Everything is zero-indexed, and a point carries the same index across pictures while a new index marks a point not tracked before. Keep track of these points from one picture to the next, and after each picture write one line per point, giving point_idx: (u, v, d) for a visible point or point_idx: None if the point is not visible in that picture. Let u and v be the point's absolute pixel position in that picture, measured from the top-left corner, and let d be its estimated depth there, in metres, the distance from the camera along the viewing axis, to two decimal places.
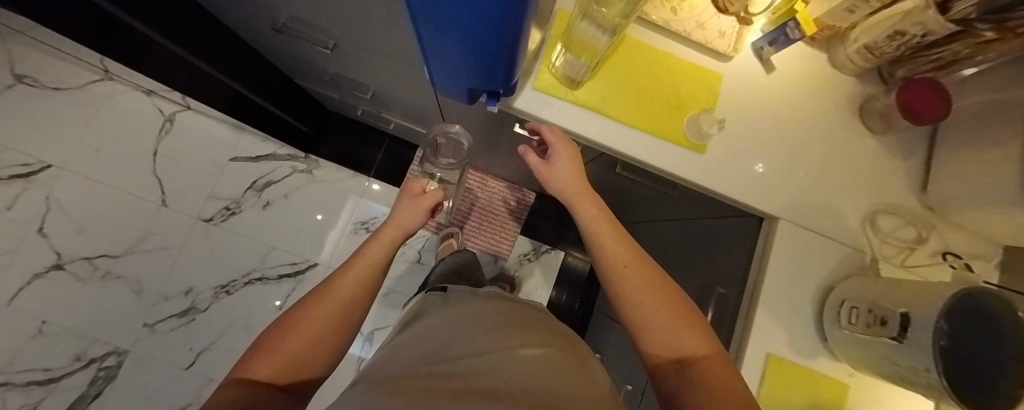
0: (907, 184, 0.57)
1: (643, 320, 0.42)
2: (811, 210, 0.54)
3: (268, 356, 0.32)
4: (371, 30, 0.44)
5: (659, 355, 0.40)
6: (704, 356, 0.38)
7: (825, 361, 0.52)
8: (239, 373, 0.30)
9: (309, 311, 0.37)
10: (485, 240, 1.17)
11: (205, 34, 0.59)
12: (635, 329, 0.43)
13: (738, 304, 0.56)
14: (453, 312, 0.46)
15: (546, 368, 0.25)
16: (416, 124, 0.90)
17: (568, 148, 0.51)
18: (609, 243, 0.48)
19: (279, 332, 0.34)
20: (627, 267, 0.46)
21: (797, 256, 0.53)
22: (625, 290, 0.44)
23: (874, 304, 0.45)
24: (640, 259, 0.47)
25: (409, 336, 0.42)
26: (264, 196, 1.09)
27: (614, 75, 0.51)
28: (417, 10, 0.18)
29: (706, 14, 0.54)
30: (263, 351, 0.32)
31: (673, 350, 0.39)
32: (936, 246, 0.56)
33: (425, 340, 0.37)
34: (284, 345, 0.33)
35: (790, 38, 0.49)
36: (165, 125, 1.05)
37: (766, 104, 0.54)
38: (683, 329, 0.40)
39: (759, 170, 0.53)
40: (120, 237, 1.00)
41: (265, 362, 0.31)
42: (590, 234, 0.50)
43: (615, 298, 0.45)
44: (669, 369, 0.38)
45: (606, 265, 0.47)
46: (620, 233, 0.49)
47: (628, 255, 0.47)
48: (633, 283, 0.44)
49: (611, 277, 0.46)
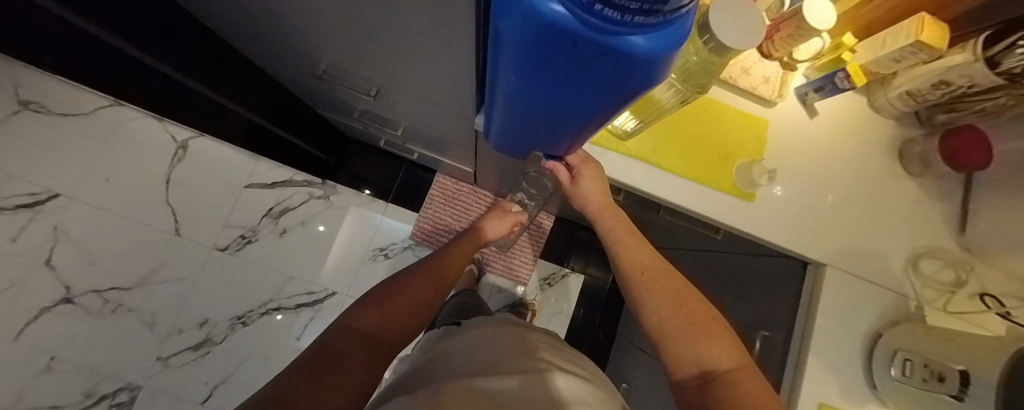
0: (947, 226, 0.57)
1: (662, 330, 0.41)
2: (855, 255, 0.54)
3: (368, 313, 0.43)
4: (427, 81, 0.44)
5: (682, 369, 0.38)
6: (729, 368, 0.36)
7: (872, 408, 0.53)
8: (355, 309, 0.44)
9: (405, 285, 0.49)
10: (505, 265, 1.16)
11: (207, 57, 0.56)
12: (654, 337, 0.41)
13: (784, 348, 0.57)
14: (482, 325, 0.50)
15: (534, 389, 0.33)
16: (439, 154, 0.89)
17: (592, 165, 0.47)
18: (626, 251, 0.48)
19: (382, 295, 0.46)
20: (645, 277, 0.45)
21: (841, 301, 0.54)
22: (643, 299, 0.44)
23: (930, 358, 0.46)
24: (659, 264, 0.46)
25: (443, 349, 0.45)
26: (280, 224, 1.08)
27: (664, 125, 0.51)
28: (505, 44, 0.22)
29: (751, 59, 0.54)
30: (367, 306, 0.45)
31: (696, 363, 0.37)
32: (974, 289, 0.56)
33: (459, 347, 0.44)
34: (380, 309, 0.45)
35: (838, 87, 0.50)
36: (177, 153, 1.02)
37: (810, 149, 0.55)
38: (704, 338, 0.38)
39: (776, 192, 0.53)
40: (132, 268, 0.97)
41: (363, 319, 0.42)
42: (608, 242, 0.50)
43: (634, 304, 0.45)
44: (692, 384, 0.36)
45: (625, 276, 0.47)
46: (638, 239, 0.49)
47: (646, 261, 0.47)
48: (651, 292, 0.44)
49: (628, 287, 0.46)
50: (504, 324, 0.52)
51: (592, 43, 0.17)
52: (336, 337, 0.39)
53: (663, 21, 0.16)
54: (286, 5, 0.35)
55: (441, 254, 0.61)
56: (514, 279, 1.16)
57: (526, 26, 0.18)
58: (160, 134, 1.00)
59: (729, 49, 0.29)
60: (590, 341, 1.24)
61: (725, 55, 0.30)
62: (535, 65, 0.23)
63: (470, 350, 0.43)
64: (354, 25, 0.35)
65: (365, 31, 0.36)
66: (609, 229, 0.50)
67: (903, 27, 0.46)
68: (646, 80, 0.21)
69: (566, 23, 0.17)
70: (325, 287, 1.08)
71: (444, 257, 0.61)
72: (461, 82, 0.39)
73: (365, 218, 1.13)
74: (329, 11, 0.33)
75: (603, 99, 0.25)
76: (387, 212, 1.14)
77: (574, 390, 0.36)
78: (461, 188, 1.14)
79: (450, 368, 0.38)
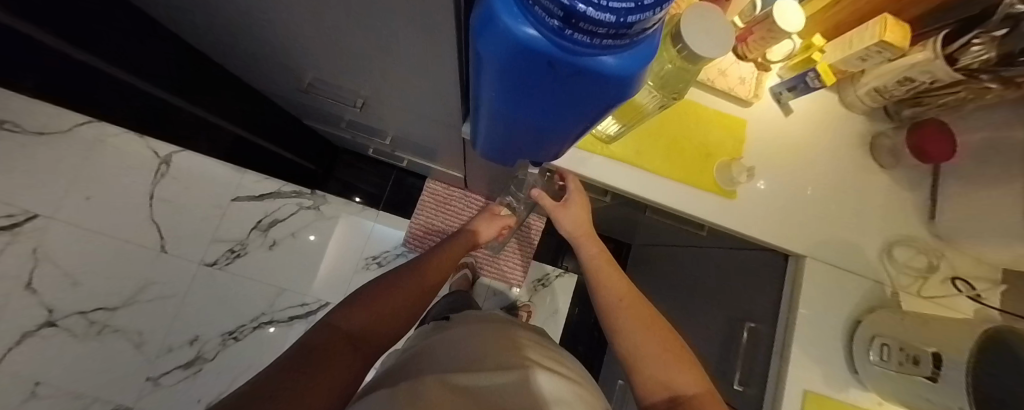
0: (917, 215, 0.60)
1: (637, 355, 0.47)
2: (833, 245, 0.57)
3: (354, 313, 0.44)
4: (413, 91, 0.44)
5: (652, 391, 0.44)
6: (694, 393, 0.42)
7: (854, 392, 0.56)
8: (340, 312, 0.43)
9: (392, 286, 0.49)
10: (498, 268, 1.17)
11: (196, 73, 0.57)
12: (631, 360, 0.47)
13: (770, 339, 0.59)
14: (468, 325, 0.50)
15: (529, 391, 0.34)
16: (429, 161, 0.90)
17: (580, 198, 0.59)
18: (610, 282, 0.55)
19: (368, 296, 0.47)
20: (624, 305, 0.52)
21: (821, 291, 0.56)
22: (621, 326, 0.50)
23: (906, 343, 0.48)
24: (636, 296, 0.54)
25: (431, 342, 0.46)
26: (269, 236, 1.07)
27: (646, 129, 0.53)
28: (488, 65, 0.24)
29: (726, 61, 0.56)
30: (353, 305, 0.45)
31: (666, 387, 0.43)
32: (946, 274, 0.59)
33: (444, 344, 0.45)
34: (368, 309, 0.45)
35: (809, 86, 0.52)
36: (160, 168, 0.99)
37: (786, 147, 0.57)
38: (671, 363, 0.45)
39: (761, 186, 0.55)
40: (117, 287, 0.94)
41: (349, 319, 0.43)
42: (593, 272, 0.58)
43: (615, 329, 0.51)
44: (662, 405, 0.42)
45: (606, 304, 0.53)
46: (619, 272, 0.57)
47: (626, 292, 0.54)
48: (628, 321, 0.50)
49: (609, 314, 0.52)
50: (491, 321, 0.53)
51: (568, 66, 0.19)
52: (322, 334, 0.39)
53: (632, 42, 0.17)
54: (267, 23, 0.35)
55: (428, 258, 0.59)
56: (508, 282, 1.17)
57: (504, 46, 0.20)
58: (141, 149, 0.96)
59: (701, 58, 0.31)
60: (586, 339, 1.26)
61: (698, 63, 0.32)
62: (514, 82, 0.25)
63: (455, 344, 0.44)
64: (340, 41, 0.35)
65: (348, 45, 0.36)
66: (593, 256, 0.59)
67: (868, 28, 0.49)
68: (619, 96, 0.23)
69: (541, 44, 0.18)
70: (318, 299, 1.07)
71: (428, 261, 0.58)
72: (447, 94, 0.40)
73: (358, 227, 1.13)
74: (311, 28, 0.33)
75: (579, 112, 0.27)
76: (380, 218, 1.14)
77: (558, 387, 0.37)
78: (452, 193, 1.15)
79: (435, 360, 0.40)
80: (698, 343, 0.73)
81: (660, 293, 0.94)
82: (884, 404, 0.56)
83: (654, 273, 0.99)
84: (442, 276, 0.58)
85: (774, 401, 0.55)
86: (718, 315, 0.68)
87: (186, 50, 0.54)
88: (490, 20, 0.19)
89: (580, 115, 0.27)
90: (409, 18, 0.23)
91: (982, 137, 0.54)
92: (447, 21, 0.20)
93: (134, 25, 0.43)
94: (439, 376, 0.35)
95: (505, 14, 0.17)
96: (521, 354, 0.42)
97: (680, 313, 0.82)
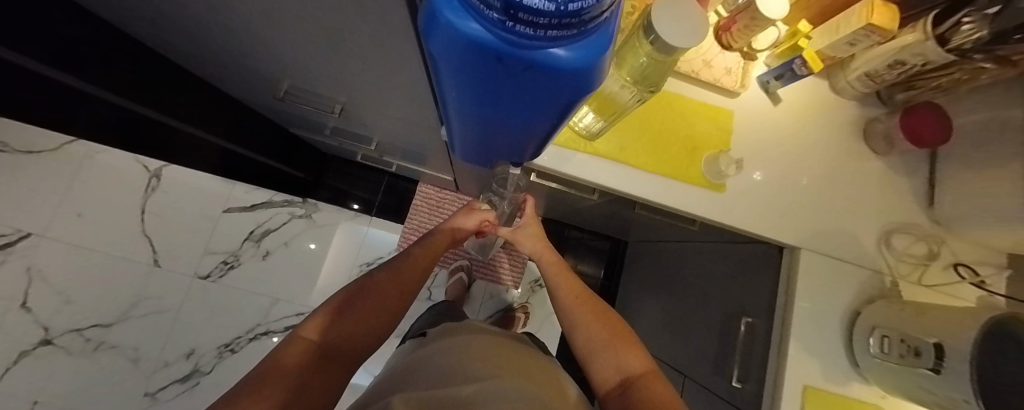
0: (914, 201, 0.59)
1: (590, 347, 0.48)
2: (829, 235, 0.55)
3: (325, 325, 0.42)
4: (387, 94, 0.43)
5: (605, 379, 0.44)
6: (640, 372, 0.43)
7: (856, 385, 0.54)
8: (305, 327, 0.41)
9: (365, 293, 0.47)
10: (495, 269, 1.17)
11: (187, 91, 0.58)
12: (584, 353, 0.48)
13: (768, 335, 0.57)
14: (450, 338, 0.49)
15: (512, 395, 0.34)
16: (418, 165, 0.89)
17: (533, 224, 0.65)
18: (559, 281, 0.57)
19: (343, 304, 0.45)
20: (576, 302, 0.53)
21: (817, 283, 0.55)
22: (575, 321, 0.51)
23: (904, 333, 0.47)
24: (584, 290, 0.55)
25: (414, 358, 0.46)
26: (262, 246, 1.06)
27: (629, 124, 0.52)
28: (440, 64, 0.23)
29: (711, 52, 0.55)
30: (325, 316, 0.43)
31: (617, 372, 0.44)
32: (948, 260, 0.57)
33: (425, 360, 0.43)
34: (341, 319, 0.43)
35: (796, 74, 0.51)
36: (151, 182, 0.99)
37: (776, 136, 0.56)
38: (619, 347, 0.46)
39: (757, 177, 0.54)
40: (112, 303, 0.94)
41: (321, 332, 0.41)
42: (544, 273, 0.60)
43: (568, 324, 0.52)
44: (614, 392, 0.43)
45: (560, 305, 0.55)
46: (566, 270, 0.59)
47: (575, 288, 0.56)
48: (580, 316, 0.51)
49: (562, 311, 0.54)
50: (476, 332, 0.52)
51: (519, 63, 0.18)
52: (294, 351, 0.38)
53: (583, 32, 0.16)
54: (230, 32, 0.34)
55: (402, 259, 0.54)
56: (505, 284, 1.17)
57: (453, 44, 0.19)
58: (133, 165, 0.98)
59: (675, 48, 0.29)
60: None
61: (674, 54, 0.31)
62: (472, 81, 0.23)
63: (437, 358, 0.43)
64: (304, 47, 0.34)
65: (315, 51, 0.35)
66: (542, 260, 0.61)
67: (854, 12, 0.47)
68: (582, 88, 0.21)
69: (487, 38, 0.17)
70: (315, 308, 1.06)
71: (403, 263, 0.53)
72: (420, 95, 0.39)
73: (352, 233, 1.11)
74: (274, 35, 0.32)
75: (543, 111, 0.26)
76: (373, 223, 1.13)
77: (541, 394, 0.37)
78: (444, 196, 1.14)
79: (415, 377, 0.39)
80: (695, 340, 0.71)
81: (657, 291, 0.92)
82: (888, 397, 0.54)
83: (651, 268, 0.97)
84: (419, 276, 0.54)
85: (773, 396, 0.54)
86: (715, 311, 0.66)
87: (179, 73, 0.55)
88: (432, 17, 0.17)
89: (545, 112, 0.26)
90: (358, 13, 0.22)
91: (979, 119, 0.52)
92: (397, 10, 0.19)
93: (125, 53, 0.44)
94: (417, 395, 0.33)
95: (445, 7, 0.16)
96: (504, 366, 0.41)
97: (676, 310, 0.81)
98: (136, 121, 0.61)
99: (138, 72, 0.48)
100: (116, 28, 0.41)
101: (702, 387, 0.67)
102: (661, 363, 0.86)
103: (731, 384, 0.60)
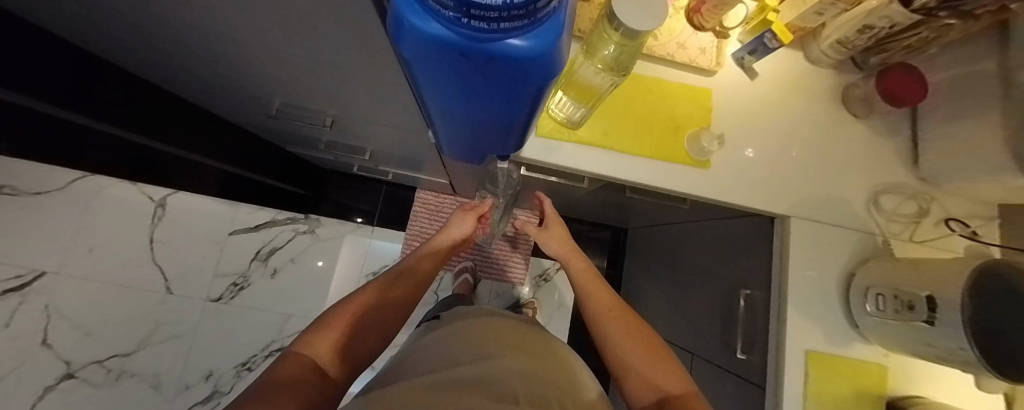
0: (900, 161, 0.59)
1: (625, 364, 0.47)
2: (817, 201, 0.56)
3: (327, 337, 0.35)
4: (373, 103, 0.45)
5: (641, 396, 0.43)
6: (680, 393, 0.42)
7: (859, 346, 0.55)
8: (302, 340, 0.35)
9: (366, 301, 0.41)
10: (497, 268, 1.20)
11: (185, 116, 0.60)
12: (619, 368, 0.47)
13: (767, 305, 0.58)
14: (452, 325, 0.51)
15: (522, 376, 0.35)
16: (414, 171, 0.90)
17: (558, 229, 0.69)
18: (595, 293, 0.56)
19: (342, 315, 0.38)
20: (611, 315, 0.52)
21: (810, 249, 0.56)
22: (610, 334, 0.50)
23: (897, 289, 0.48)
24: (620, 304, 0.54)
25: (415, 348, 0.47)
26: (270, 265, 1.08)
27: (612, 111, 0.53)
28: (417, 69, 0.25)
29: (685, 34, 0.56)
30: (323, 329, 0.36)
31: (654, 390, 0.43)
32: (939, 216, 0.58)
33: (429, 347, 0.45)
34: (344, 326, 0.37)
35: (769, 47, 0.53)
36: (157, 211, 1.02)
37: (757, 109, 0.57)
38: (658, 365, 0.45)
39: (749, 154, 0.55)
40: (131, 332, 0.98)
41: (322, 346, 0.35)
42: (579, 284, 0.59)
43: (602, 337, 0.51)
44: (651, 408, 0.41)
45: (594, 317, 0.54)
46: (603, 284, 0.59)
47: (611, 302, 0.55)
48: (613, 324, 0.51)
49: (596, 323, 0.53)
50: (480, 315, 0.54)
51: (483, 56, 0.20)
52: (294, 369, 0.31)
53: (534, 22, 0.18)
54: (218, 57, 0.37)
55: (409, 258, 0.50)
56: (510, 281, 1.19)
57: (421, 46, 0.20)
58: (138, 196, 1.01)
59: (638, 32, 0.31)
60: None
61: (637, 38, 0.32)
62: (445, 78, 0.25)
63: (439, 346, 0.44)
64: (289, 64, 0.36)
65: (303, 68, 0.37)
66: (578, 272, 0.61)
67: None
68: (547, 73, 0.23)
69: (447, 36, 0.19)
70: None
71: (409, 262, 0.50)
72: (405, 100, 0.41)
73: (356, 244, 1.12)
74: (260, 55, 0.35)
75: (518, 102, 0.28)
76: (375, 234, 1.13)
77: (546, 373, 0.38)
78: (443, 200, 1.17)
79: (416, 365, 0.40)
80: (700, 318, 0.72)
81: (659, 274, 0.93)
82: (892, 355, 0.55)
83: (652, 253, 0.98)
84: (421, 282, 0.49)
85: (776, 362, 0.55)
86: (716, 286, 0.67)
87: (180, 103, 0.58)
88: (399, 24, 0.19)
89: (521, 103, 0.28)
90: (333, 24, 0.23)
91: (955, 74, 0.53)
92: (368, 18, 0.21)
93: (124, 90, 0.47)
94: (424, 378, 0.35)
95: (408, 12, 0.18)
96: (507, 348, 0.42)
97: (678, 290, 0.82)
98: (141, 151, 0.65)
99: (137, 106, 0.51)
100: (113, 66, 0.43)
101: (708, 362, 0.68)
102: (669, 344, 0.87)
103: (736, 357, 0.61)
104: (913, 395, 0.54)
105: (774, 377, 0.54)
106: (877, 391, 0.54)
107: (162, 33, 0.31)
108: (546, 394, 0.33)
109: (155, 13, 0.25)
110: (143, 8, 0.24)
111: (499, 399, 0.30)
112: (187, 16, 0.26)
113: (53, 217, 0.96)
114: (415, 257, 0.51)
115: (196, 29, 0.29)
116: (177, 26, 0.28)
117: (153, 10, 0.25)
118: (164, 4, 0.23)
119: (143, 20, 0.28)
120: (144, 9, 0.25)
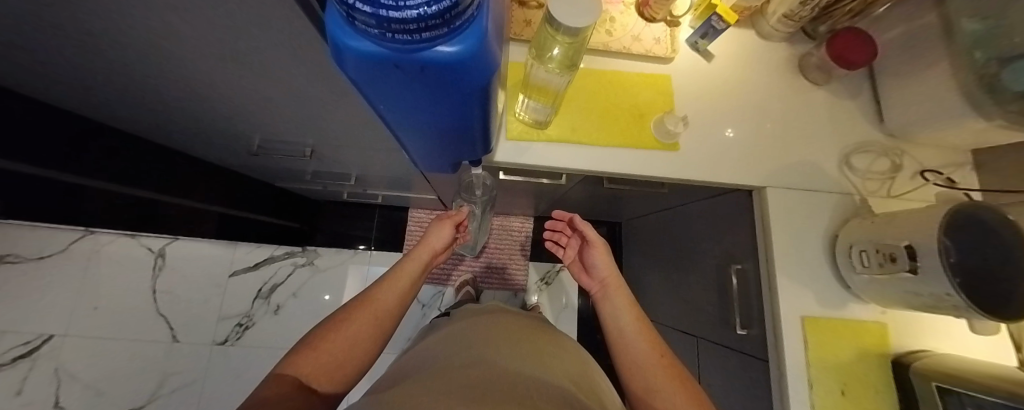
0: (867, 121, 0.61)
1: None
2: (791, 169, 0.57)
3: (311, 357, 0.36)
4: (343, 127, 0.47)
5: None
6: None
7: (854, 306, 0.55)
8: (286, 367, 0.36)
9: (350, 317, 0.41)
10: (498, 277, 1.19)
11: (188, 169, 0.65)
12: None
13: (757, 276, 0.58)
14: (447, 332, 0.53)
15: (521, 374, 0.35)
16: (402, 191, 0.92)
17: (601, 247, 0.57)
18: (635, 336, 0.45)
19: (325, 334, 0.39)
20: (656, 363, 0.42)
21: (791, 217, 0.56)
22: (650, 381, 0.41)
23: (879, 243, 0.48)
24: (660, 347, 0.45)
25: (410, 357, 0.48)
26: (272, 302, 1.09)
27: (577, 107, 0.55)
28: (366, 87, 0.26)
29: (638, 27, 0.60)
30: (308, 350, 0.37)
31: None
32: (913, 168, 0.59)
33: (427, 352, 0.46)
34: (325, 349, 0.37)
35: (718, 29, 0.55)
36: (157, 262, 1.06)
37: (717, 87, 0.59)
38: None
39: (727, 134, 0.57)
40: (142, 384, 1.00)
41: (306, 365, 0.36)
42: (615, 324, 0.48)
43: (641, 385, 0.41)
44: None
45: (627, 358, 0.44)
46: (645, 325, 0.47)
47: (653, 343, 0.45)
48: (665, 383, 0.40)
49: (637, 367, 0.43)
50: (481, 322, 0.54)
51: (417, 65, 0.22)
52: (277, 387, 0.33)
53: (455, 28, 0.19)
54: (188, 102, 0.39)
55: (392, 270, 0.50)
56: (512, 288, 1.19)
57: (363, 67, 0.22)
58: (138, 249, 1.05)
59: (579, 29, 0.33)
60: None
61: (579, 34, 0.34)
62: (396, 92, 0.27)
63: (436, 350, 0.45)
64: (256, 100, 0.39)
65: (273, 102, 0.39)
66: (618, 307, 0.50)
67: None
68: (484, 76, 0.24)
69: (382, 51, 0.20)
70: None
71: (392, 274, 0.49)
72: (375, 122, 0.43)
73: (355, 272, 1.14)
74: (225, 94, 0.37)
75: (468, 107, 0.29)
76: (373, 260, 1.15)
77: (542, 370, 0.38)
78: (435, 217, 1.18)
79: (415, 368, 0.41)
80: (698, 299, 0.72)
81: (657, 263, 0.93)
82: (888, 311, 0.55)
83: (647, 242, 0.98)
84: (408, 290, 0.48)
85: (773, 331, 0.54)
86: (709, 265, 0.67)
87: (179, 155, 0.61)
88: (337, 50, 0.21)
89: (472, 108, 0.30)
90: (278, 48, 0.25)
91: (905, 31, 0.55)
92: (295, 31, 0.22)
93: (131, 155, 0.51)
94: (426, 375, 0.36)
95: (340, 36, 0.20)
96: (504, 346, 0.43)
97: (676, 275, 0.82)
98: (147, 206, 0.68)
99: (147, 162, 0.55)
100: (122, 130, 0.48)
101: (712, 343, 0.68)
102: (673, 331, 0.86)
103: (737, 333, 0.60)
104: (918, 349, 0.54)
105: (775, 349, 0.54)
106: (880, 349, 0.53)
107: (135, 85, 0.33)
108: (544, 386, 0.33)
109: (119, 65, 0.28)
110: (108, 62, 0.27)
111: (499, 390, 0.30)
112: (150, 65, 0.28)
113: (60, 280, 1.01)
114: (400, 266, 0.50)
115: (162, 77, 0.31)
116: (149, 77, 0.31)
117: (116, 62, 0.27)
118: (128, 55, 0.26)
119: (115, 76, 0.30)
120: (109, 62, 0.27)
